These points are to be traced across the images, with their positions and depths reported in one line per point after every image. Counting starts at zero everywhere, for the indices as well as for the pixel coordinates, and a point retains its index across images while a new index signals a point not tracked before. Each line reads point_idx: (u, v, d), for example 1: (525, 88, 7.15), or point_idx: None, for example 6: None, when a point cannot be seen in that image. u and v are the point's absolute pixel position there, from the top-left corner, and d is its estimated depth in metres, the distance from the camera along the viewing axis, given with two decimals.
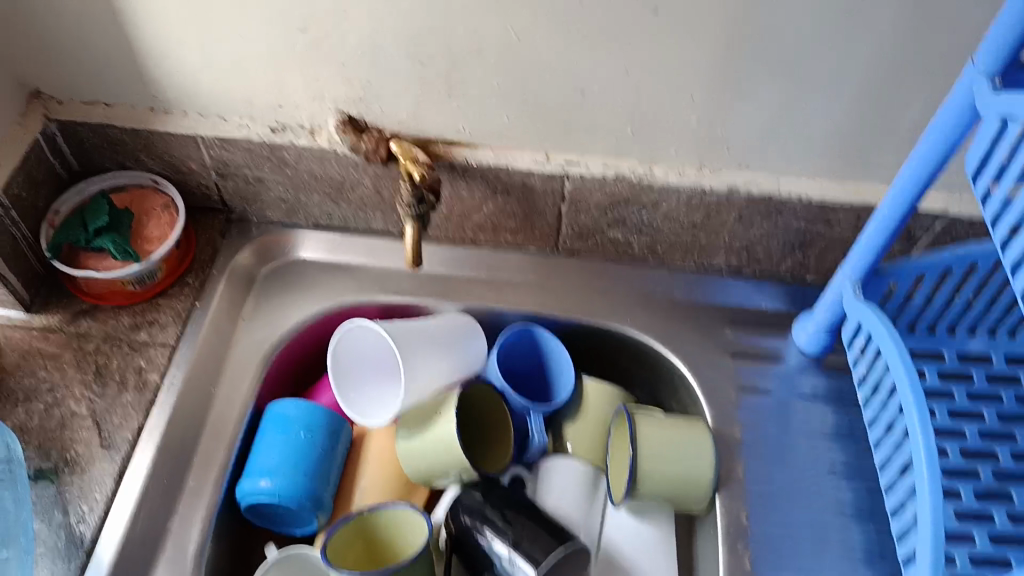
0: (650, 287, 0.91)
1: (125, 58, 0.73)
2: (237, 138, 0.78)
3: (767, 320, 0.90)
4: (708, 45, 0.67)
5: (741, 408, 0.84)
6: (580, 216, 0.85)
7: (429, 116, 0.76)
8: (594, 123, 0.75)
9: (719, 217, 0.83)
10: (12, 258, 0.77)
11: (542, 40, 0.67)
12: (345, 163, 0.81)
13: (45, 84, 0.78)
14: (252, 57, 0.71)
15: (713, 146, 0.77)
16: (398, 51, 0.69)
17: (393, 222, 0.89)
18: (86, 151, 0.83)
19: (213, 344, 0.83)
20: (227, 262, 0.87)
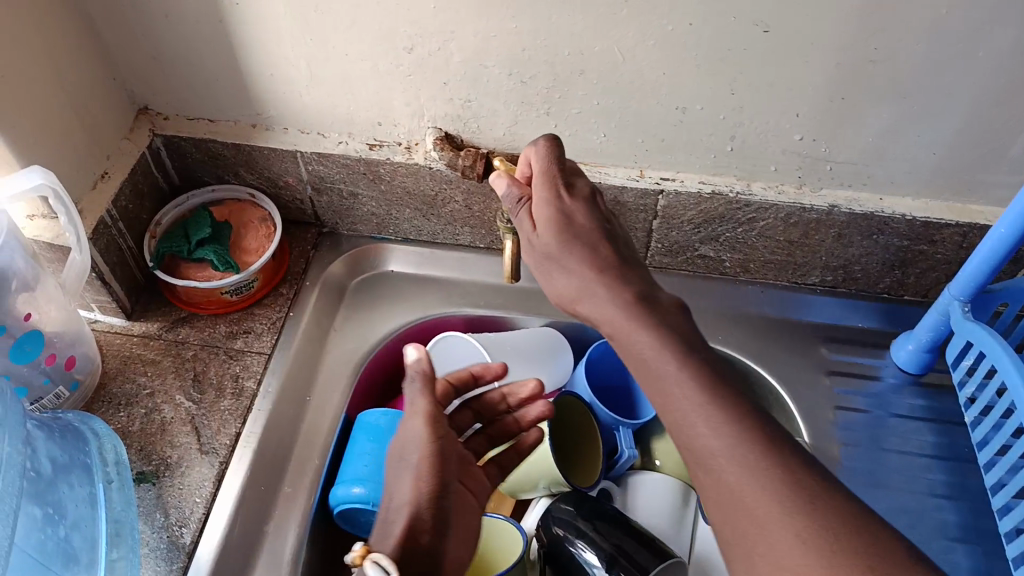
0: (740, 306, 0.89)
1: (232, 74, 0.75)
2: (335, 154, 0.80)
3: (863, 339, 0.88)
4: (819, 67, 0.66)
5: (838, 426, 0.83)
6: (671, 234, 0.84)
7: (526, 133, 0.76)
8: (693, 140, 0.75)
9: (816, 235, 0.81)
10: (118, 267, 0.78)
11: (647, 60, 0.67)
12: (438, 179, 0.81)
13: (152, 100, 0.79)
14: (358, 76, 0.73)
15: (816, 163, 0.75)
16: (501, 69, 0.70)
17: (480, 237, 0.89)
18: (187, 164, 0.84)
19: (307, 355, 0.82)
20: (320, 271, 0.88)
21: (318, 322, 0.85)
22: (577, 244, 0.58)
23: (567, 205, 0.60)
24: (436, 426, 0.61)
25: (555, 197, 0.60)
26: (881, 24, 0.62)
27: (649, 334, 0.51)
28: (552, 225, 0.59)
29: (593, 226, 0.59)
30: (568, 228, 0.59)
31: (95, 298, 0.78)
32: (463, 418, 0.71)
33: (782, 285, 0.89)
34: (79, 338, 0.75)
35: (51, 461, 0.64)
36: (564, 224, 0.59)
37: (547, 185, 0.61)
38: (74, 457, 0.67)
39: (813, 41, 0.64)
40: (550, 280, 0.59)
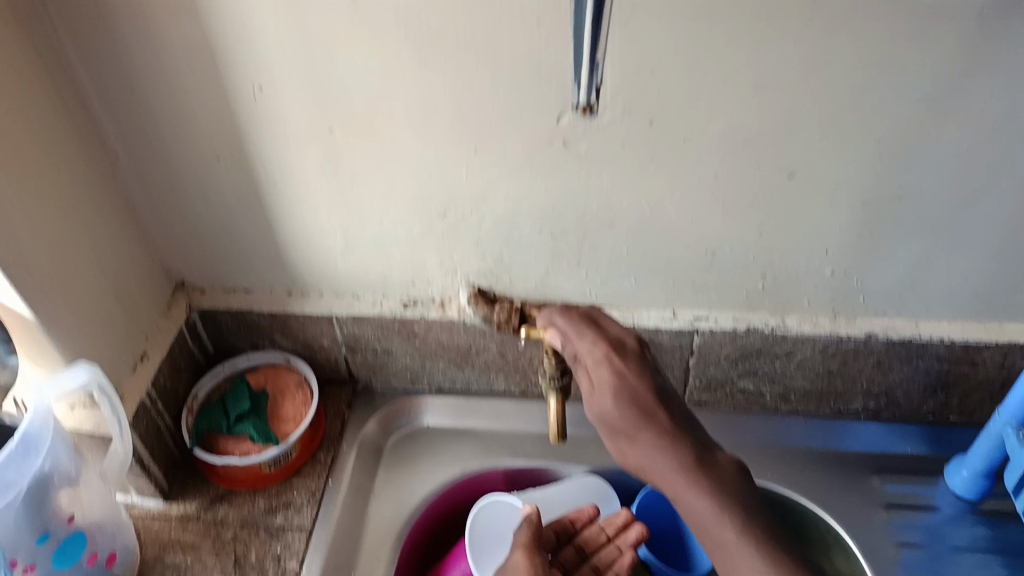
0: (783, 438, 0.87)
1: (269, 247, 0.77)
2: (370, 315, 0.81)
3: (915, 467, 0.86)
4: (844, 204, 0.67)
5: (904, 565, 0.79)
6: (708, 369, 0.83)
7: (558, 284, 0.77)
8: (725, 282, 0.75)
9: (855, 363, 0.80)
10: (157, 447, 0.79)
11: (675, 209, 0.69)
12: (473, 332, 0.81)
13: (190, 275, 0.81)
14: (393, 240, 0.74)
15: (848, 295, 0.76)
16: (533, 226, 0.71)
17: (514, 384, 0.88)
18: (222, 333, 0.85)
19: (348, 524, 0.81)
20: (357, 433, 0.88)
21: (359, 484, 0.85)
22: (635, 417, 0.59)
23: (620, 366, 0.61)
24: (534, 562, 0.71)
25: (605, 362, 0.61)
26: (902, 162, 0.64)
27: (706, 500, 0.55)
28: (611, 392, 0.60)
29: (645, 384, 0.61)
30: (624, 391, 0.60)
31: (133, 480, 0.78)
32: (568, 556, 0.77)
33: (825, 414, 0.87)
34: (121, 530, 0.74)
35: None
36: (621, 387, 0.60)
37: (594, 349, 0.63)
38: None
39: (836, 183, 0.66)
40: (618, 445, 0.60)
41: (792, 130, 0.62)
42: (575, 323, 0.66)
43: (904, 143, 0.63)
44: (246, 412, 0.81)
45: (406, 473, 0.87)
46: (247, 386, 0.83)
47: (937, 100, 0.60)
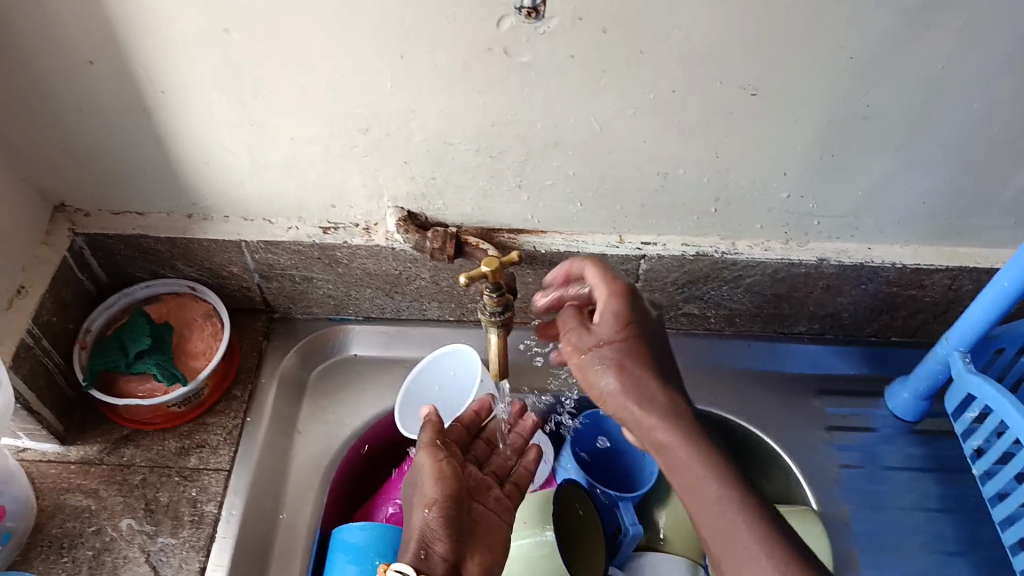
0: (726, 362, 0.85)
1: (162, 165, 0.66)
2: (286, 241, 0.72)
3: (854, 387, 0.85)
4: (809, 126, 0.62)
5: (843, 486, 0.79)
6: (653, 295, 0.79)
7: (495, 208, 0.70)
8: (676, 205, 0.69)
9: (804, 288, 0.77)
10: (45, 389, 0.70)
11: (627, 129, 0.62)
12: (402, 259, 0.74)
13: (71, 198, 0.70)
14: (308, 160, 0.65)
15: (802, 219, 0.71)
16: (469, 145, 0.63)
17: (448, 311, 0.82)
18: (115, 262, 0.75)
19: (271, 464, 0.75)
20: (276, 365, 0.81)
21: (281, 415, 0.79)
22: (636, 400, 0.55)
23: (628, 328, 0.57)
24: (438, 462, 0.64)
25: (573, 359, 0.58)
26: (875, 80, 0.58)
27: None
28: (598, 387, 0.57)
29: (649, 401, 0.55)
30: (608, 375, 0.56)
31: (21, 426, 0.70)
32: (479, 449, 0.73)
33: (769, 336, 0.85)
34: (6, 481, 0.66)
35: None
36: (643, 359, 0.56)
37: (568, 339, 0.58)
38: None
39: (802, 100, 0.60)
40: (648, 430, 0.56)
41: (760, 44, 0.55)
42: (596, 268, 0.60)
43: (881, 57, 0.57)
44: (143, 349, 0.73)
45: (331, 404, 0.81)
46: (147, 319, 0.74)
47: (921, 11, 0.53)
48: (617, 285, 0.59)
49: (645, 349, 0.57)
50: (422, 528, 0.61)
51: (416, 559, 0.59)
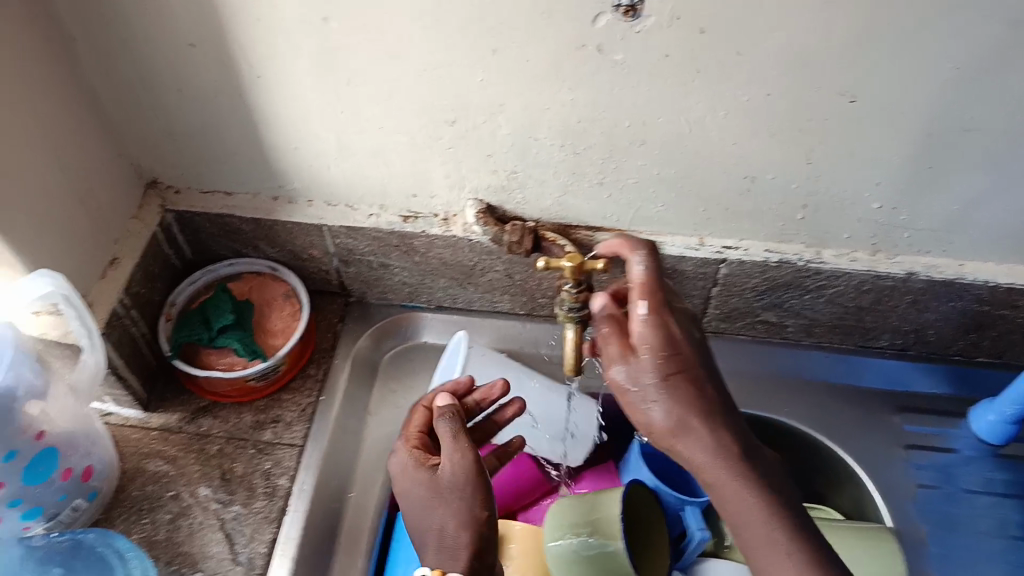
0: (801, 372, 0.83)
1: (253, 147, 0.68)
2: (367, 228, 0.73)
3: (935, 406, 0.81)
4: (907, 135, 0.59)
5: (918, 507, 0.76)
6: (730, 300, 0.77)
7: (575, 204, 0.69)
8: (762, 209, 0.68)
9: (890, 301, 0.75)
10: (132, 357, 0.73)
11: (716, 130, 0.60)
12: (478, 251, 0.74)
13: (165, 174, 0.73)
14: (393, 148, 0.66)
15: (893, 230, 0.69)
16: (553, 141, 0.63)
17: (519, 305, 0.82)
18: (202, 239, 0.78)
19: (341, 443, 0.77)
20: (350, 348, 0.82)
21: (352, 397, 0.80)
22: (678, 432, 0.52)
23: (666, 350, 0.54)
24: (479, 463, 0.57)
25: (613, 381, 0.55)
26: (983, 91, 0.55)
27: None
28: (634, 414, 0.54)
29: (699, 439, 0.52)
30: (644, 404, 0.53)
31: (109, 391, 0.73)
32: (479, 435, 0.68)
33: (848, 348, 0.83)
34: (96, 443, 0.69)
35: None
36: (688, 396, 0.53)
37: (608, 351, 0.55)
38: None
39: (904, 108, 0.57)
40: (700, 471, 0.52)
41: (862, 50, 0.53)
42: (644, 263, 0.57)
43: (990, 67, 0.54)
44: (226, 323, 0.76)
45: (401, 389, 0.82)
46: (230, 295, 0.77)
47: None
48: (653, 297, 0.56)
49: (690, 376, 0.54)
50: (460, 453, 0.57)
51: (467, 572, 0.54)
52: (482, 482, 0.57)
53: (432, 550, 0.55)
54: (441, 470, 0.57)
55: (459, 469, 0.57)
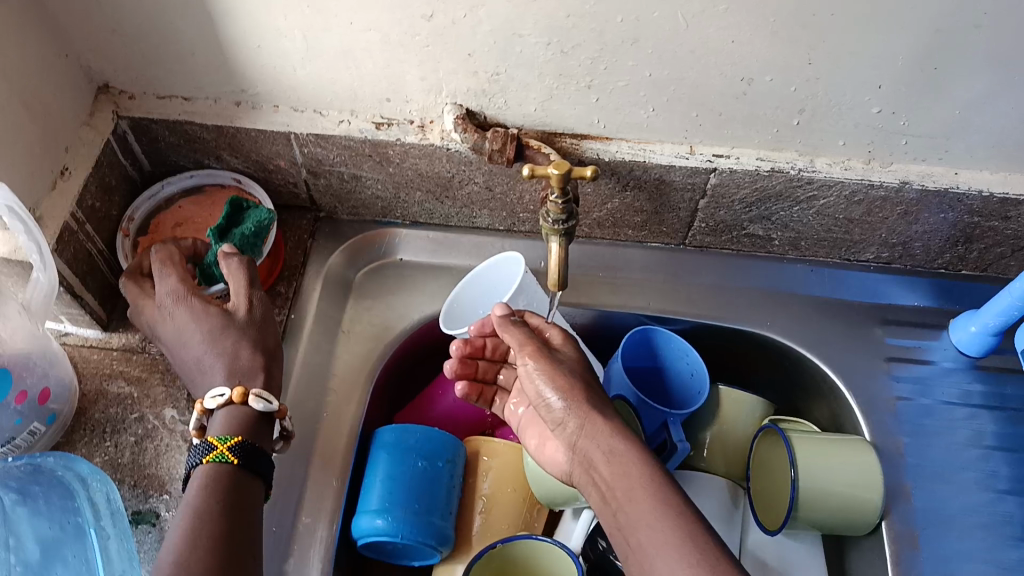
0: (786, 285, 0.81)
1: (209, 46, 0.62)
2: (336, 135, 0.68)
3: (919, 319, 0.81)
4: (914, 33, 0.56)
5: (897, 417, 0.76)
6: (718, 212, 0.75)
7: (560, 109, 0.65)
8: (755, 114, 0.64)
9: (880, 213, 0.73)
10: (89, 274, 0.69)
11: (714, 26, 0.56)
12: (457, 161, 0.70)
13: (114, 77, 0.67)
14: (363, 46, 0.61)
15: (889, 137, 0.66)
16: (539, 39, 0.59)
17: (499, 220, 0.79)
18: (159, 148, 0.73)
19: (314, 362, 0.74)
20: (321, 265, 0.79)
21: (324, 318, 0.77)
22: (594, 403, 0.59)
23: (580, 362, 0.63)
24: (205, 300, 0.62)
25: (535, 354, 0.60)
26: None
27: None
28: (548, 386, 0.60)
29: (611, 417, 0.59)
30: (565, 379, 0.60)
31: (65, 310, 0.69)
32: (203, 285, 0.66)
33: (833, 261, 0.82)
34: (52, 365, 0.65)
35: (37, 541, 0.60)
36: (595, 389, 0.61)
37: (529, 338, 0.61)
38: (63, 522, 0.61)
39: (914, 4, 0.54)
40: (597, 439, 0.57)
41: None
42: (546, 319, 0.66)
43: None
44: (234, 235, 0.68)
45: (376, 308, 0.79)
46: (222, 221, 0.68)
47: None
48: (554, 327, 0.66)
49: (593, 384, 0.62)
50: (250, 298, 0.62)
51: (230, 419, 0.57)
52: (268, 321, 0.63)
53: (221, 374, 0.60)
54: (237, 307, 0.62)
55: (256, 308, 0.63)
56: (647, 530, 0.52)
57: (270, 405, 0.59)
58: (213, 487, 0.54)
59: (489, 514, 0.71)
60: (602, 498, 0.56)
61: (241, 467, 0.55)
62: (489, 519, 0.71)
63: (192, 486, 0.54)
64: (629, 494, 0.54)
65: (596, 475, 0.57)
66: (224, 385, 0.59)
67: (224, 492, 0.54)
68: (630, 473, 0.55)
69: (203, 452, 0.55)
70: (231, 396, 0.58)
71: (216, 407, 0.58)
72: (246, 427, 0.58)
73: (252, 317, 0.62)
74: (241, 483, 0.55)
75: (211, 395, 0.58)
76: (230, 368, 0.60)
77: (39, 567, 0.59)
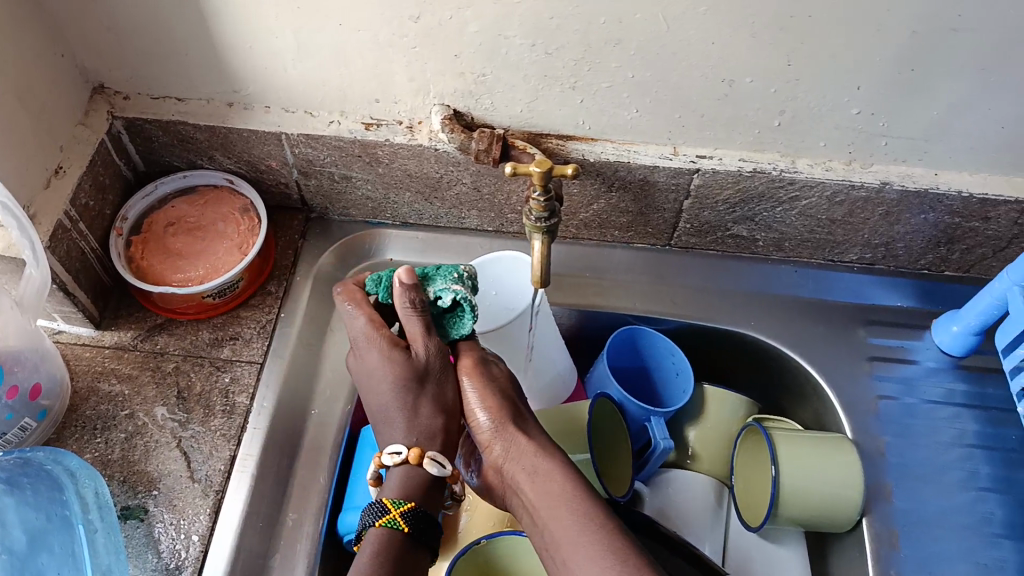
0: (771, 286, 0.82)
1: (203, 46, 0.64)
2: (326, 135, 0.70)
3: (902, 320, 0.82)
4: (890, 35, 0.57)
5: (879, 417, 0.77)
6: (702, 213, 0.76)
7: (546, 110, 0.67)
8: (737, 115, 0.66)
9: (862, 213, 0.74)
10: (81, 272, 0.70)
11: (695, 27, 0.58)
12: (445, 161, 0.71)
13: (109, 77, 0.68)
14: (353, 47, 0.62)
15: (868, 138, 0.67)
16: (525, 40, 0.60)
17: (487, 221, 0.80)
18: (153, 149, 0.74)
19: (304, 360, 0.75)
20: (311, 265, 0.80)
21: (314, 316, 0.78)
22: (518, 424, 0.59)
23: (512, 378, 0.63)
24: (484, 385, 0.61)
25: (471, 372, 0.61)
26: None
27: None
28: (478, 405, 0.60)
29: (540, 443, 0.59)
30: (496, 401, 0.60)
31: (57, 307, 0.70)
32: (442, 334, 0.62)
33: (816, 263, 0.83)
34: (44, 360, 0.66)
35: (24, 531, 0.60)
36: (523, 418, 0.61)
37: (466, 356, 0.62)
38: (50, 512, 0.61)
39: (890, 6, 0.55)
40: (523, 462, 0.58)
41: None
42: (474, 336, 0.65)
43: None
44: (458, 314, 0.61)
45: None
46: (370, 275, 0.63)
47: None
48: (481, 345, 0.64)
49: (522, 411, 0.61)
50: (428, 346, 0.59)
51: (403, 477, 0.56)
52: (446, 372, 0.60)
53: (399, 429, 0.58)
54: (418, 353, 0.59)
55: (435, 357, 0.59)
56: (576, 553, 0.53)
57: (444, 469, 0.57)
58: (382, 554, 0.53)
59: (475, 512, 0.72)
60: (527, 514, 0.57)
61: (411, 535, 0.54)
62: (473, 517, 0.71)
63: (363, 549, 0.53)
64: (550, 511, 0.55)
65: (520, 494, 0.58)
66: (403, 442, 0.57)
67: (392, 562, 0.53)
68: (551, 491, 0.56)
69: (378, 513, 0.54)
70: (406, 454, 0.56)
71: (392, 465, 0.56)
72: (418, 489, 0.56)
73: (432, 367, 0.59)
74: (406, 552, 0.54)
75: (389, 452, 0.57)
76: (410, 421, 0.58)
77: (25, 556, 0.60)
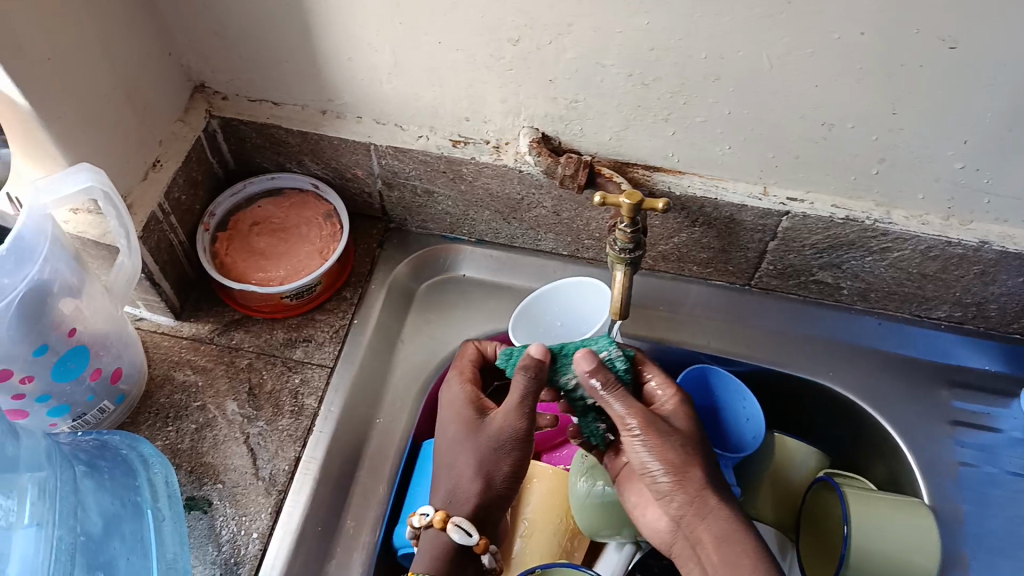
0: (850, 336, 0.79)
1: (304, 55, 0.65)
2: (414, 149, 0.70)
3: (989, 385, 0.78)
4: (1006, 90, 0.55)
5: (959, 486, 0.73)
6: (787, 256, 0.74)
7: (635, 140, 0.66)
8: (834, 160, 0.64)
9: (956, 270, 0.71)
10: (168, 264, 0.72)
11: (800, 69, 0.56)
12: (528, 184, 0.71)
13: (211, 78, 0.70)
14: (449, 66, 0.63)
15: (971, 194, 0.65)
16: (621, 69, 0.59)
17: (563, 245, 0.79)
18: (245, 149, 0.76)
19: (371, 368, 0.76)
20: (386, 274, 0.80)
21: (385, 325, 0.78)
22: (705, 483, 0.60)
23: (695, 432, 0.63)
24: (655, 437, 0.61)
25: (646, 427, 0.61)
26: None
27: None
28: (657, 460, 0.60)
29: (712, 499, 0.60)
30: (672, 455, 0.60)
31: (143, 296, 0.72)
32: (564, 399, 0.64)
33: (902, 317, 0.79)
34: (127, 346, 0.68)
35: (100, 515, 0.61)
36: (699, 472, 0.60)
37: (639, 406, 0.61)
38: (125, 498, 0.63)
39: (1009, 60, 0.53)
40: (699, 522, 0.60)
41: None
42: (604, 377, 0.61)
43: None
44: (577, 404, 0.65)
45: (436, 321, 0.80)
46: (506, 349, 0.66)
47: None
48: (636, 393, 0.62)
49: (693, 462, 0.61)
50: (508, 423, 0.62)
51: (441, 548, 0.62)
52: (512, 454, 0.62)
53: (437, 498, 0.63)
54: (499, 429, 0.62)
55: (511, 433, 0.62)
56: None
57: (468, 536, 0.61)
58: None
59: (530, 538, 0.70)
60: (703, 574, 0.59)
61: None
62: (528, 544, 0.70)
63: None
64: None
65: (702, 553, 0.59)
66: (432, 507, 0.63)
67: None
68: (739, 562, 0.56)
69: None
70: (434, 517, 0.61)
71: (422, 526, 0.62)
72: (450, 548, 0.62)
73: (501, 434, 0.62)
74: None
75: (418, 516, 0.62)
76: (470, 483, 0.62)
77: (99, 541, 0.60)
